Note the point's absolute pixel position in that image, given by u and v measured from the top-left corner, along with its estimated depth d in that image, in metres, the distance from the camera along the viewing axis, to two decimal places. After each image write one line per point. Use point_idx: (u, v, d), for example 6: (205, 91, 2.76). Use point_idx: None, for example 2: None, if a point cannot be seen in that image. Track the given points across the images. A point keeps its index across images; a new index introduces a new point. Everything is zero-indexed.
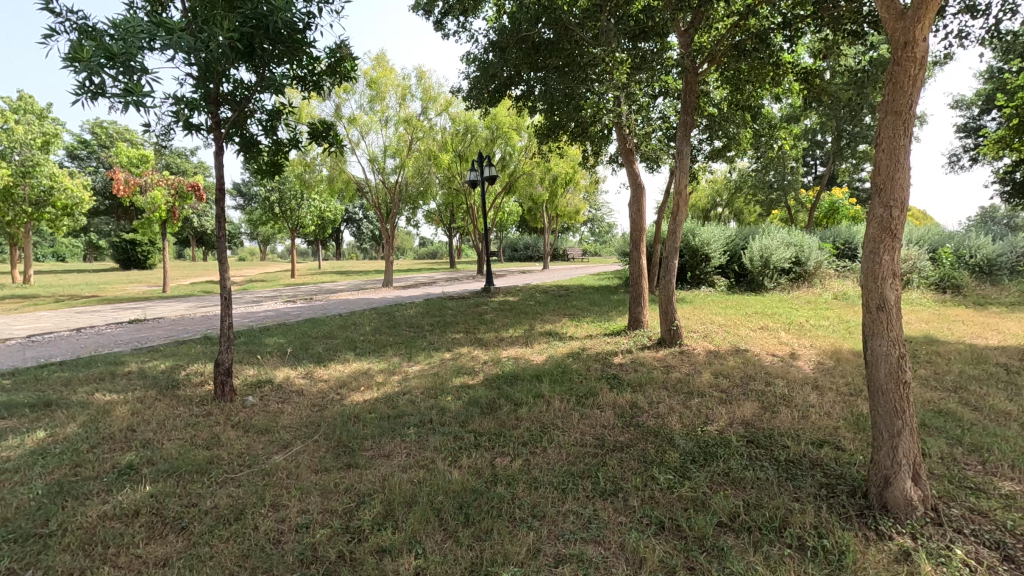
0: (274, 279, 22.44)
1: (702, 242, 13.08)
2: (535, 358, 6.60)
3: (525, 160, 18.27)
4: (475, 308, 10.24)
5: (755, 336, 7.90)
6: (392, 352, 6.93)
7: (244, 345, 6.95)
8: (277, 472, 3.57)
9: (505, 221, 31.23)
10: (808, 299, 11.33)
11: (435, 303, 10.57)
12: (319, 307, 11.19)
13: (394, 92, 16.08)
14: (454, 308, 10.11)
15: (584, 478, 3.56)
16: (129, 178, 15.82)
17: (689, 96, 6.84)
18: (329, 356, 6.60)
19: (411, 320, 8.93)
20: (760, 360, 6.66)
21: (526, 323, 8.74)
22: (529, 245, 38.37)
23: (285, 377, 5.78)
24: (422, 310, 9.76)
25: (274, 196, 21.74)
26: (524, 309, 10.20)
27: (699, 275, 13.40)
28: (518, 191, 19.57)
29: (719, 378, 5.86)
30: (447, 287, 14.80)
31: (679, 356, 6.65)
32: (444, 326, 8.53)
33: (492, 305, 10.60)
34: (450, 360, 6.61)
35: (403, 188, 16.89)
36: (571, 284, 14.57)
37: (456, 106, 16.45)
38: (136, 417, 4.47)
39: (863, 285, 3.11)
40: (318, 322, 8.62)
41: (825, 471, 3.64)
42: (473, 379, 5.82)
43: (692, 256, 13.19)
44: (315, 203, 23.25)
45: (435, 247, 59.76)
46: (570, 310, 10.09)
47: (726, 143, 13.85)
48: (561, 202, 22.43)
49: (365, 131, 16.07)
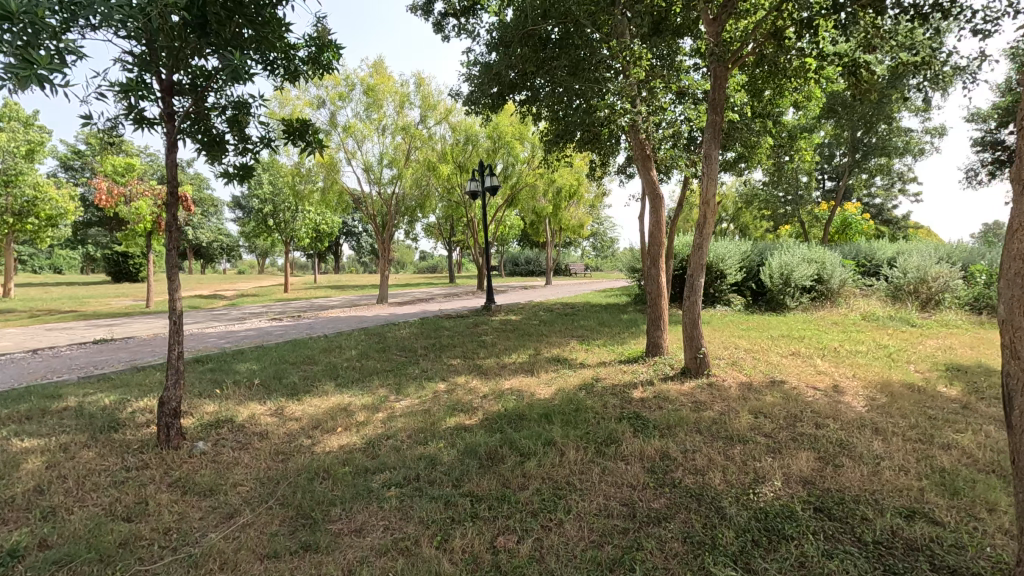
0: (266, 293, 21.62)
1: (717, 257, 12.28)
2: (543, 391, 5.74)
3: (528, 170, 17.52)
4: (474, 328, 9.38)
5: (789, 364, 7.02)
6: (379, 382, 6.06)
7: (210, 373, 6.08)
8: (208, 560, 2.69)
9: (506, 235, 30.42)
10: (834, 321, 10.46)
11: (432, 323, 9.69)
12: (305, 326, 10.31)
13: (392, 99, 15.44)
14: (451, 328, 9.24)
15: (615, 570, 2.68)
16: (112, 188, 15.18)
17: (720, 93, 5.99)
18: (305, 387, 5.74)
19: (403, 343, 8.06)
20: (802, 395, 5.78)
21: (531, 347, 7.87)
22: (531, 259, 37.52)
23: (250, 414, 4.92)
24: (417, 331, 8.90)
25: (268, 208, 20.98)
26: (528, 330, 9.32)
27: (714, 294, 12.55)
28: (520, 204, 18.79)
29: (760, 419, 5.00)
30: (444, 305, 13.95)
31: (708, 390, 5.77)
32: (440, 350, 7.67)
33: (492, 325, 9.70)
34: (445, 393, 5.75)
35: (400, 200, 16.09)
36: (577, 302, 13.74)
37: (457, 114, 15.81)
38: (51, 472, 3.60)
39: (1005, 319, 2.27)
40: (299, 345, 7.74)
41: (931, 562, 2.76)
42: (471, 418, 4.95)
43: (706, 273, 12.35)
44: (310, 215, 22.51)
45: (435, 261, 59.07)
46: (579, 331, 9.20)
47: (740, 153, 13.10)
48: (565, 215, 21.65)
49: (361, 140, 15.34)
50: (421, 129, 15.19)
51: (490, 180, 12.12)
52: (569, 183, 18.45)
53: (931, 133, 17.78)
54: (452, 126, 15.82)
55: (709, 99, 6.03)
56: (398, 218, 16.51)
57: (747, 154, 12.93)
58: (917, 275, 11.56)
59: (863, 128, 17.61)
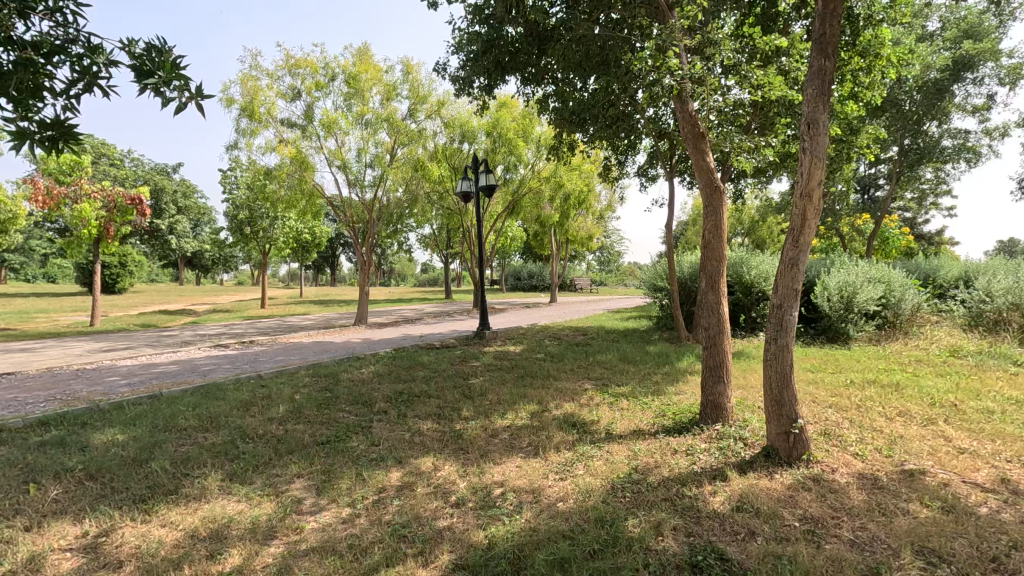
0: (240, 309, 19.50)
1: (760, 275, 10.16)
2: (553, 493, 3.55)
3: (533, 174, 15.45)
4: (461, 366, 7.22)
5: (908, 434, 4.82)
6: (299, 468, 3.90)
7: (37, 452, 3.93)
8: None
9: (508, 246, 28.34)
10: (918, 357, 8.25)
11: (405, 357, 7.53)
12: (249, 357, 8.17)
13: (378, 89, 13.44)
14: (430, 366, 7.09)
15: None
16: (52, 187, 13.06)
17: (831, 23, 3.82)
18: (172, 482, 3.57)
19: (359, 390, 5.92)
20: (971, 505, 3.56)
21: (535, 399, 5.71)
22: (533, 273, 35.37)
23: (33, 555, 2.76)
24: (383, 370, 6.75)
25: (243, 215, 18.94)
26: (529, 369, 7.15)
27: (755, 319, 10.53)
28: (522, 212, 16.72)
29: (943, 570, 2.79)
30: (433, 327, 11.88)
31: (819, 494, 3.58)
32: (406, 404, 5.50)
33: (484, 361, 7.55)
34: (395, 496, 3.57)
35: (385, 206, 14.02)
36: (588, 326, 11.58)
37: (452, 106, 13.73)
38: None
39: None
40: (212, 392, 5.56)
41: None
42: (428, 567, 2.76)
43: (746, 293, 10.36)
44: (291, 223, 20.48)
45: (434, 275, 57.07)
46: (596, 373, 7.01)
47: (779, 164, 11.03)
48: (573, 226, 19.50)
49: (340, 135, 13.34)
50: (409, 124, 13.14)
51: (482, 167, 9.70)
52: (579, 190, 16.33)
53: (989, 135, 15.69)
54: (445, 121, 13.70)
55: (815, 35, 3.87)
56: (381, 227, 14.43)
57: None
58: (1009, 299, 9.35)
59: (912, 130, 15.52)
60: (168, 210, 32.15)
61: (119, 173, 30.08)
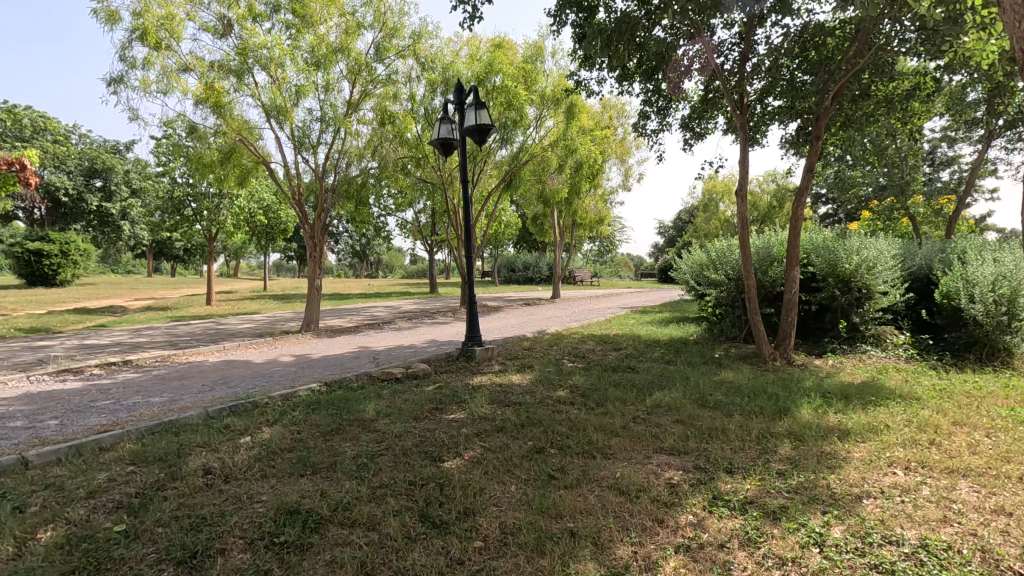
0: (180, 306, 16.09)
1: (865, 263, 7.27)
2: None
3: (534, 139, 12.40)
4: (431, 424, 4.08)
5: None
6: None
7: None
8: None
9: (500, 234, 25.14)
10: None
11: (335, 405, 4.36)
12: (83, 399, 4.91)
13: (335, 18, 10.11)
14: (374, 429, 3.91)
15: None
16: None
17: None
18: None
19: (197, 511, 2.73)
20: None
21: (585, 539, 2.57)
22: (529, 264, 32.06)
23: None
24: (281, 445, 3.56)
25: (181, 192, 15.72)
26: (552, 431, 4.02)
27: (855, 328, 7.50)
28: (522, 188, 13.55)
29: None
30: (402, 336, 8.69)
31: None
32: (286, 565, 2.33)
33: (473, 410, 4.38)
34: None
35: (343, 175, 10.78)
36: (616, 333, 8.49)
37: (431, 43, 10.46)
38: None
39: None
40: None
41: None
42: None
43: (840, 289, 7.43)
44: (243, 202, 17.06)
45: (421, 266, 53.53)
46: (674, 442, 3.88)
47: (874, 114, 8.04)
48: (581, 206, 16.37)
49: (280, 77, 10.05)
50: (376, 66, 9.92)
51: (471, 96, 6.31)
52: (593, 161, 13.28)
53: None
54: (423, 63, 10.47)
55: None
56: (339, 204, 11.18)
57: (906, 95, 7.71)
58: None
59: None
60: (119, 192, 28.12)
61: (57, 149, 26.26)
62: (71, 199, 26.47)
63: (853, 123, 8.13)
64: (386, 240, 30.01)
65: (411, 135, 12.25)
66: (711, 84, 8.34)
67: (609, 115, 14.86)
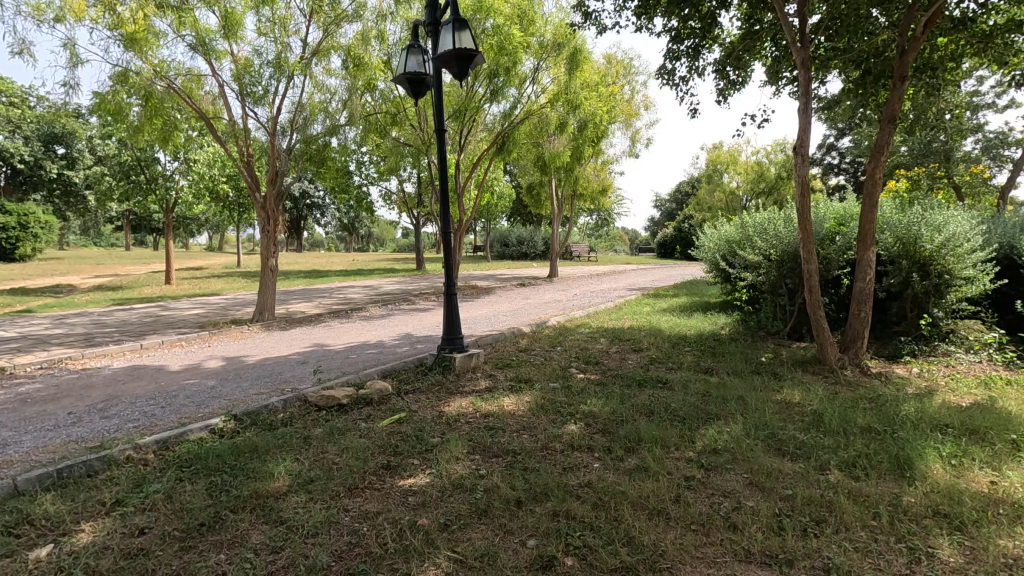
0: (134, 286, 14.37)
1: (949, 242, 5.69)
2: None
3: (531, 94, 10.68)
4: (372, 504, 2.55)
5: None
6: None
7: None
8: None
9: (493, 206, 23.37)
10: None
11: (229, 465, 2.82)
12: None
13: None
14: (273, 520, 2.38)
15: None
16: None
17: None
18: None
19: None
20: None
21: None
22: (523, 238, 30.34)
23: None
24: (93, 568, 2.01)
25: (130, 155, 13.87)
26: (565, 517, 2.50)
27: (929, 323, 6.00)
28: (517, 153, 11.86)
29: None
30: (369, 329, 7.11)
31: None
32: None
33: (442, 472, 2.87)
34: None
35: (303, 134, 9.04)
36: (631, 327, 6.97)
37: None
38: None
39: None
40: None
41: None
42: None
43: (915, 275, 5.91)
44: (204, 168, 15.21)
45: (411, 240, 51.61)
46: (764, 541, 2.38)
47: (957, 54, 6.44)
48: (582, 174, 14.68)
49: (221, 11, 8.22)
50: None
51: (447, 11, 4.64)
52: (598, 120, 11.62)
53: None
54: None
55: None
56: (300, 169, 9.44)
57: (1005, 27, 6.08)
58: None
59: None
60: (82, 159, 26.04)
61: (10, 112, 24.05)
62: (28, 166, 24.37)
63: (931, 64, 6.49)
64: (371, 212, 28.17)
65: (388, 89, 10.48)
66: (754, 15, 6.67)
67: (614, 71, 13.14)
